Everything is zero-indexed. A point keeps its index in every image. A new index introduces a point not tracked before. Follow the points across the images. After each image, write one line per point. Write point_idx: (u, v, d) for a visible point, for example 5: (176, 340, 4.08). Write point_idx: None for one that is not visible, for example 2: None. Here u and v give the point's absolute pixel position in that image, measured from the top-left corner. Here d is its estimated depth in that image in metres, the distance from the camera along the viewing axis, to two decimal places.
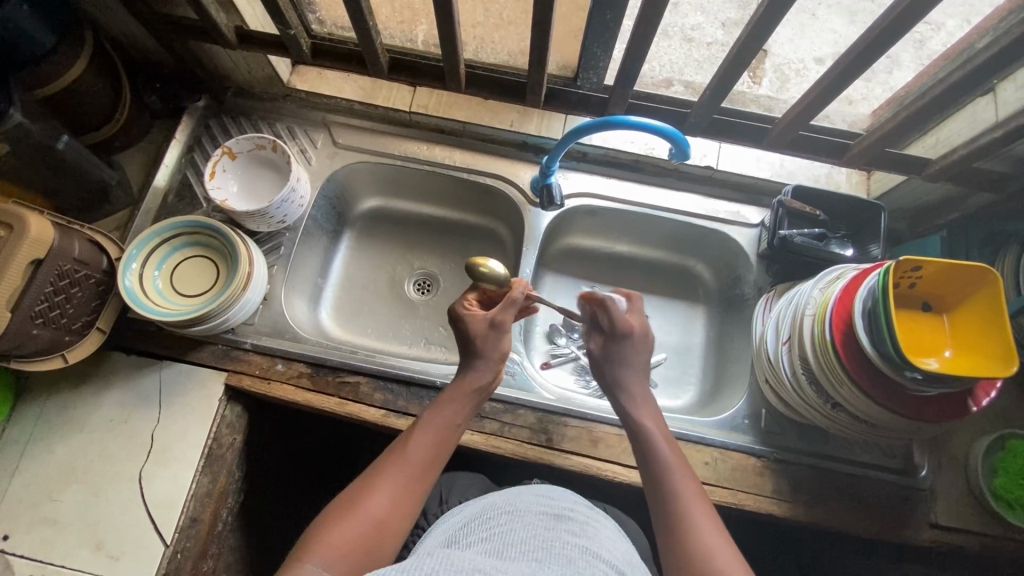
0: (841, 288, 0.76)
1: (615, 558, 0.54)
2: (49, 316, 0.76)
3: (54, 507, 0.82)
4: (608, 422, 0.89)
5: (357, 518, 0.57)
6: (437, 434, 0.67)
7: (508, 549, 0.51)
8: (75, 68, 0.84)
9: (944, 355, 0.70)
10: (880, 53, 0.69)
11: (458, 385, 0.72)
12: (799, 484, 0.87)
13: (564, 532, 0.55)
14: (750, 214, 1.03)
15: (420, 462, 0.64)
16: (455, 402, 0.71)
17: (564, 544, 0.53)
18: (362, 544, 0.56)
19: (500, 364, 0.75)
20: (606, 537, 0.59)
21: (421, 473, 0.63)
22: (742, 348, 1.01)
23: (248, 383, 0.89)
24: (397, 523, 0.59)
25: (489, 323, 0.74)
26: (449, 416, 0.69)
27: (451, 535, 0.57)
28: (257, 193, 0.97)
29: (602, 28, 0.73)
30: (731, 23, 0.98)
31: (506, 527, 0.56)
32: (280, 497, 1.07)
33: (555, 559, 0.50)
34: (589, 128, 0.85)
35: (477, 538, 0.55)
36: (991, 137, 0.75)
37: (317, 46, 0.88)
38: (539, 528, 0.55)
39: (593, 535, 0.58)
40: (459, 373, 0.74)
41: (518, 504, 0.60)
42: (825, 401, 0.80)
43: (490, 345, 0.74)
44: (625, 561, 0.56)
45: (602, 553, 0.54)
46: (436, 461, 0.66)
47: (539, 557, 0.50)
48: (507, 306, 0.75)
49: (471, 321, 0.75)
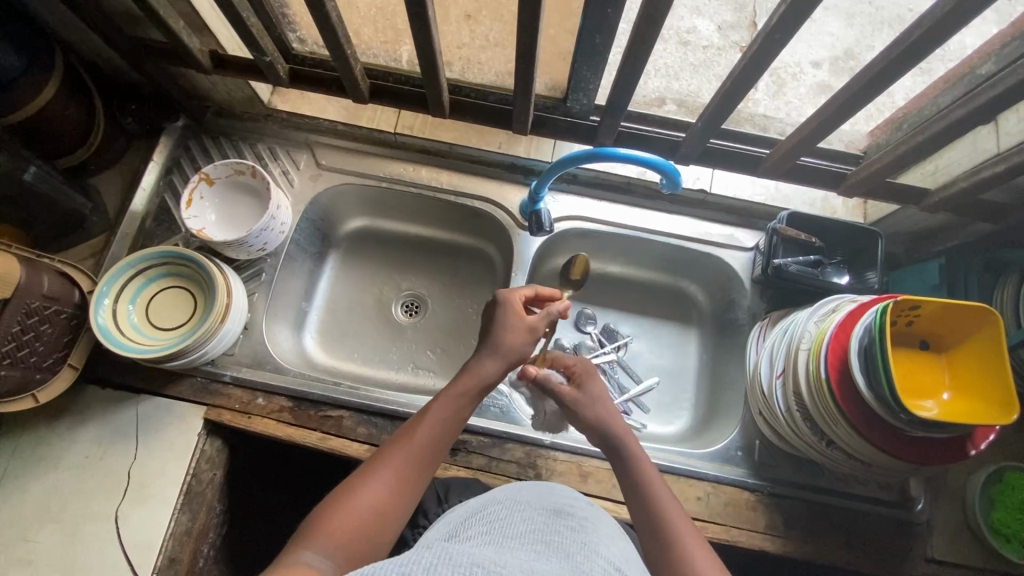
0: (838, 322, 0.73)
1: (615, 554, 0.51)
2: (16, 355, 0.73)
3: (28, 547, 0.79)
4: (598, 456, 0.87)
5: (356, 508, 0.56)
6: (440, 425, 0.66)
7: (507, 542, 0.48)
8: (46, 92, 0.80)
9: (942, 399, 0.68)
10: (882, 84, 0.66)
11: (464, 376, 0.71)
12: (793, 519, 0.85)
13: (563, 527, 0.52)
14: (744, 238, 1.00)
15: (421, 452, 0.63)
16: (467, 389, 0.70)
17: (563, 538, 0.50)
18: (363, 534, 0.55)
19: (512, 364, 0.75)
20: (606, 533, 0.54)
21: (423, 462, 0.63)
22: (736, 375, 0.99)
23: (227, 418, 0.87)
24: (395, 510, 0.58)
25: (529, 329, 0.76)
26: (455, 407, 0.68)
27: (452, 529, 0.54)
28: (235, 220, 0.94)
29: (592, 52, 0.70)
30: (726, 26, 0.95)
31: (504, 521, 0.53)
32: (264, 525, 1.05)
33: (553, 553, 0.46)
34: (579, 158, 0.82)
35: (477, 531, 0.51)
36: (992, 170, 0.73)
37: (296, 70, 0.85)
38: (538, 523, 0.52)
39: (593, 530, 0.54)
40: (465, 366, 0.72)
41: (518, 499, 0.57)
42: (819, 438, 0.78)
43: (511, 340, 0.74)
44: (624, 557, 0.52)
45: (601, 549, 0.50)
46: (437, 451, 0.64)
47: (538, 549, 0.47)
48: (544, 318, 0.78)
49: (510, 321, 0.76)
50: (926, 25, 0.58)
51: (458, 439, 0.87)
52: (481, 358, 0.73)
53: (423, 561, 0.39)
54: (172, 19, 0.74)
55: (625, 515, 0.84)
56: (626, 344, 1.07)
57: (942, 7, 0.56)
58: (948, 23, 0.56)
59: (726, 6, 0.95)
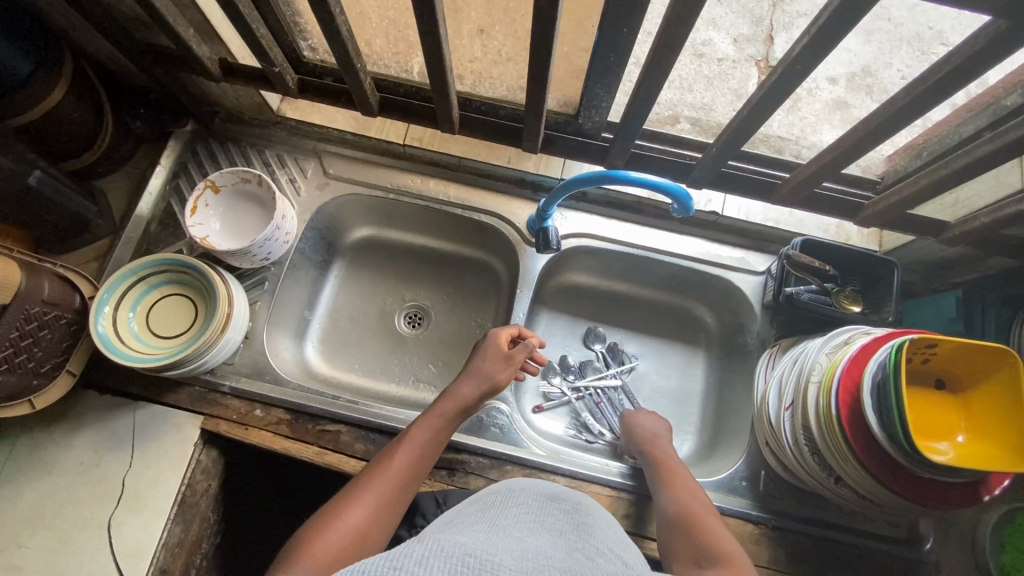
0: (849, 356, 0.71)
1: (608, 535, 0.51)
2: (14, 361, 0.72)
3: (20, 553, 0.78)
4: (598, 481, 0.86)
5: (338, 529, 0.57)
6: (420, 446, 0.69)
7: (501, 524, 0.48)
8: (54, 95, 0.80)
9: (957, 441, 0.66)
10: (905, 116, 0.64)
11: (443, 401, 0.75)
12: (797, 554, 0.83)
13: (555, 512, 0.53)
14: (756, 262, 0.98)
15: (401, 474, 0.65)
16: (444, 414, 0.74)
17: (555, 522, 0.50)
18: (345, 555, 0.56)
19: (490, 392, 0.78)
20: (598, 517, 0.55)
21: (403, 484, 0.65)
22: (743, 401, 0.97)
23: (225, 428, 0.86)
24: (377, 529, 0.60)
25: (506, 355, 0.80)
26: (433, 430, 0.72)
27: (443, 518, 0.54)
28: (240, 229, 0.93)
29: (606, 71, 0.69)
30: (742, 40, 0.94)
31: (498, 508, 0.53)
32: (258, 535, 1.04)
33: (545, 534, 0.47)
34: (590, 179, 0.80)
35: (470, 516, 0.52)
36: (1017, 206, 0.71)
37: (305, 80, 0.84)
38: (530, 508, 0.53)
39: (585, 514, 0.54)
40: (444, 391, 0.77)
41: (511, 490, 0.58)
42: (828, 474, 0.75)
43: (489, 367, 0.79)
44: (618, 539, 0.52)
45: (593, 531, 0.49)
46: (417, 473, 0.67)
47: (531, 532, 0.47)
48: (522, 349, 0.82)
49: (486, 351, 0.81)
50: (955, 60, 0.56)
51: (457, 459, 0.86)
52: (458, 383, 0.77)
53: (415, 553, 0.39)
54: (181, 27, 0.73)
55: None
56: (631, 364, 1.05)
57: (971, 41, 0.54)
58: (977, 59, 0.54)
59: (744, 19, 0.94)
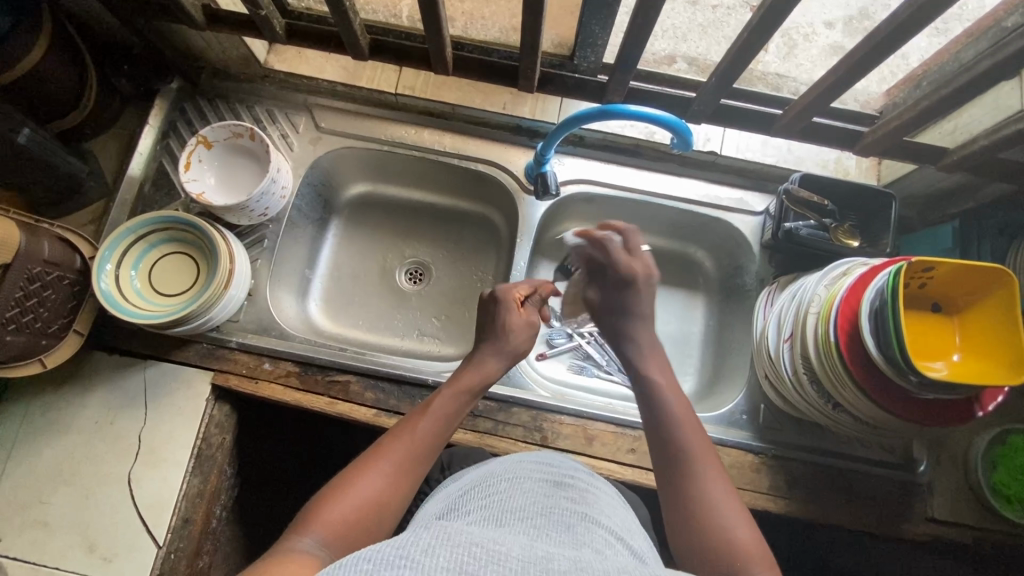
0: (848, 285, 0.72)
1: (616, 526, 0.49)
2: (21, 321, 0.73)
3: (44, 509, 0.81)
4: (604, 419, 0.88)
5: (355, 498, 0.56)
6: (442, 419, 0.66)
7: (507, 516, 0.46)
8: (34, 53, 0.77)
9: (952, 359, 0.68)
10: (905, 36, 0.63)
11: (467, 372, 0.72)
12: (796, 480, 0.86)
13: (563, 500, 0.50)
14: (755, 202, 0.98)
15: (422, 446, 0.63)
16: (468, 387, 0.70)
17: (563, 510, 0.48)
18: (359, 525, 0.55)
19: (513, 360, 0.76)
20: (606, 503, 0.53)
21: (425, 456, 0.62)
22: (742, 339, 0.99)
23: (235, 382, 0.87)
24: (394, 501, 0.58)
25: (526, 320, 0.78)
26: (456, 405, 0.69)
27: (448, 505, 0.52)
28: (235, 185, 0.92)
29: (601, 5, 0.67)
30: None
31: (501, 496, 0.50)
32: (273, 488, 1.07)
33: (551, 526, 0.45)
34: (588, 116, 0.79)
35: (475, 506, 0.49)
36: (1014, 127, 0.71)
37: (292, 26, 0.82)
38: (538, 495, 0.50)
39: (594, 501, 0.52)
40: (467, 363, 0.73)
41: (518, 472, 0.54)
42: (826, 401, 0.78)
43: (512, 337, 0.76)
44: (626, 526, 0.51)
45: (602, 519, 0.48)
46: (438, 447, 0.64)
47: (537, 526, 0.45)
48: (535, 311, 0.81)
49: (507, 313, 0.77)
50: None
51: None
52: (483, 356, 0.74)
53: (420, 543, 0.39)
54: None
55: (630, 476, 0.85)
56: None
57: None
58: None
59: None
